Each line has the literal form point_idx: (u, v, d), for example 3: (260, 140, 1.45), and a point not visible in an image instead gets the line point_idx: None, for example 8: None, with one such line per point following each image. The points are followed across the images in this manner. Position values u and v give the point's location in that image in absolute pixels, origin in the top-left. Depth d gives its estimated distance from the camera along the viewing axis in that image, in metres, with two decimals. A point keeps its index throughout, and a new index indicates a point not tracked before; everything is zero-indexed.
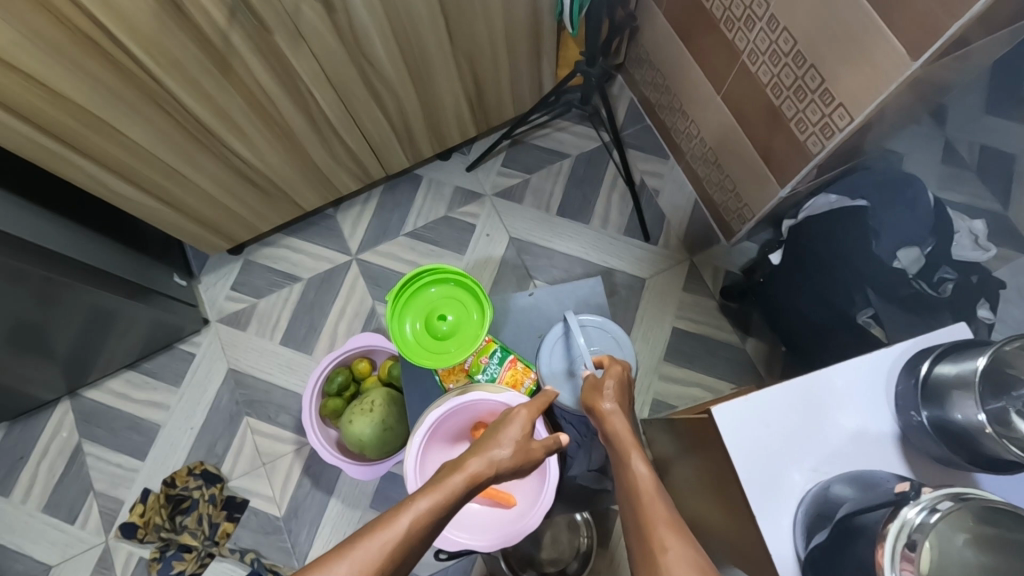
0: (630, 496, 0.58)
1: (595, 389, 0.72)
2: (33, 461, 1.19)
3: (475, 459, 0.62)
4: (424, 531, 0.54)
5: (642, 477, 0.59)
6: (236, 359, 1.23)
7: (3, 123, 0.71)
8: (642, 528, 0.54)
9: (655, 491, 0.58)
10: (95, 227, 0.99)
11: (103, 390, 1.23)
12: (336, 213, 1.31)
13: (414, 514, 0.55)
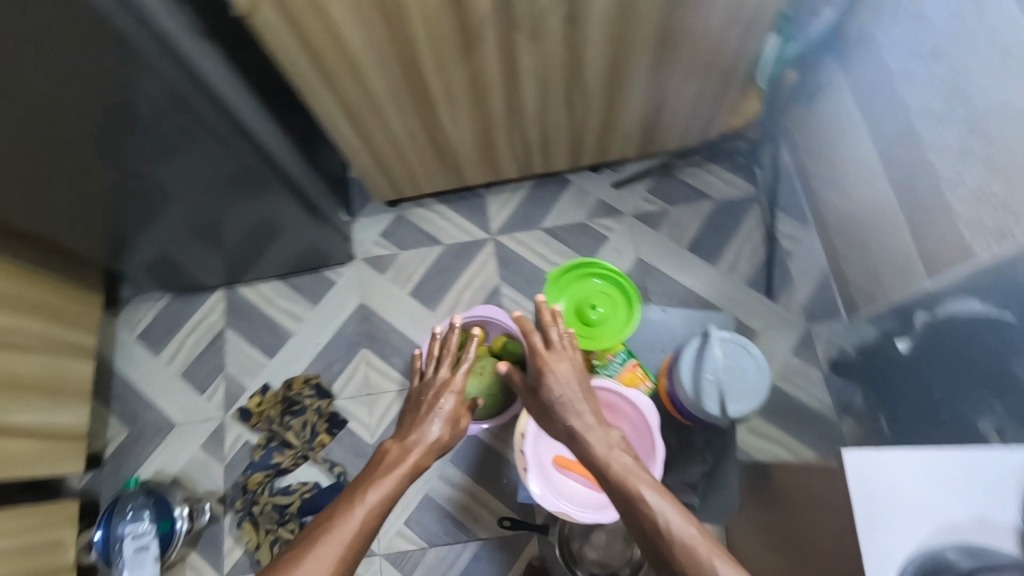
0: (659, 537, 0.64)
1: (546, 412, 0.81)
2: (184, 332, 1.38)
3: (409, 454, 0.89)
4: (378, 510, 0.80)
5: (652, 506, 0.66)
6: (368, 296, 1.37)
7: (292, 51, 0.86)
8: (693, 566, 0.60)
9: (671, 517, 0.65)
10: (300, 148, 1.14)
11: (253, 291, 1.40)
12: (486, 194, 1.43)
13: (362, 501, 0.80)
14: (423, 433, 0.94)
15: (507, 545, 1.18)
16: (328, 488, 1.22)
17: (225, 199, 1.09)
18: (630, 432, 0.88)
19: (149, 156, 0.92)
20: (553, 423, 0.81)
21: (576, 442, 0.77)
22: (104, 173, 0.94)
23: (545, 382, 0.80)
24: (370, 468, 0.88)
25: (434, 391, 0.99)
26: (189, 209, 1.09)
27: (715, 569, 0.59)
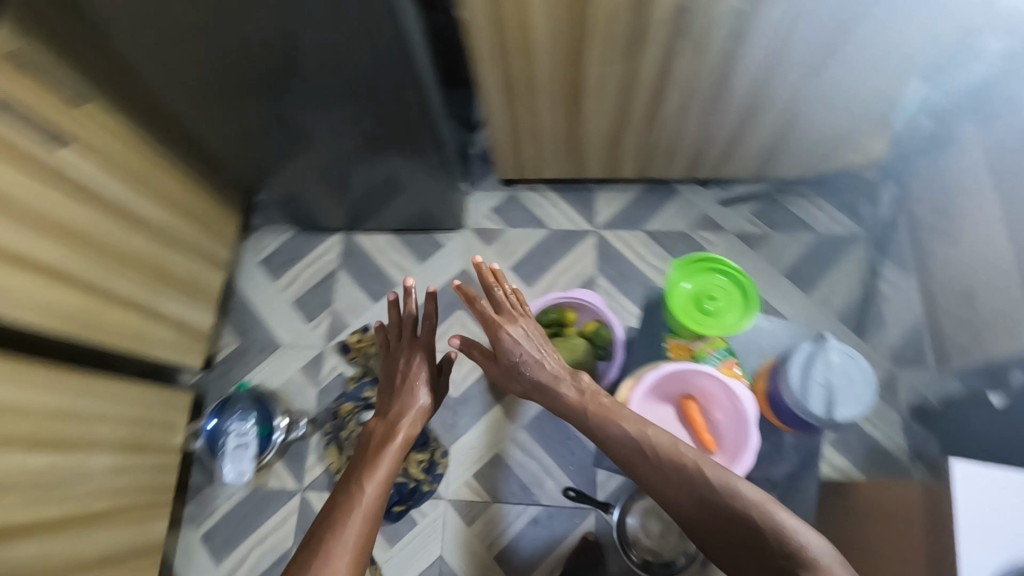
0: (643, 461, 0.80)
1: (512, 374, 0.97)
2: (301, 265, 1.50)
3: (391, 439, 0.97)
4: (371, 505, 0.87)
5: (626, 439, 0.82)
6: (472, 264, 1.47)
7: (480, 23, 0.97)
8: (677, 473, 0.76)
9: (644, 444, 0.80)
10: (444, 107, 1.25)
11: (369, 240, 1.52)
12: (597, 189, 1.51)
13: (352, 499, 0.87)
14: (398, 408, 1.04)
15: (567, 516, 1.24)
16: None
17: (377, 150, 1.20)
18: (722, 419, 0.93)
19: (331, 96, 1.04)
20: (524, 380, 0.96)
21: (550, 392, 0.93)
22: (290, 104, 1.07)
23: (506, 345, 0.95)
24: (354, 461, 0.96)
25: (404, 363, 1.10)
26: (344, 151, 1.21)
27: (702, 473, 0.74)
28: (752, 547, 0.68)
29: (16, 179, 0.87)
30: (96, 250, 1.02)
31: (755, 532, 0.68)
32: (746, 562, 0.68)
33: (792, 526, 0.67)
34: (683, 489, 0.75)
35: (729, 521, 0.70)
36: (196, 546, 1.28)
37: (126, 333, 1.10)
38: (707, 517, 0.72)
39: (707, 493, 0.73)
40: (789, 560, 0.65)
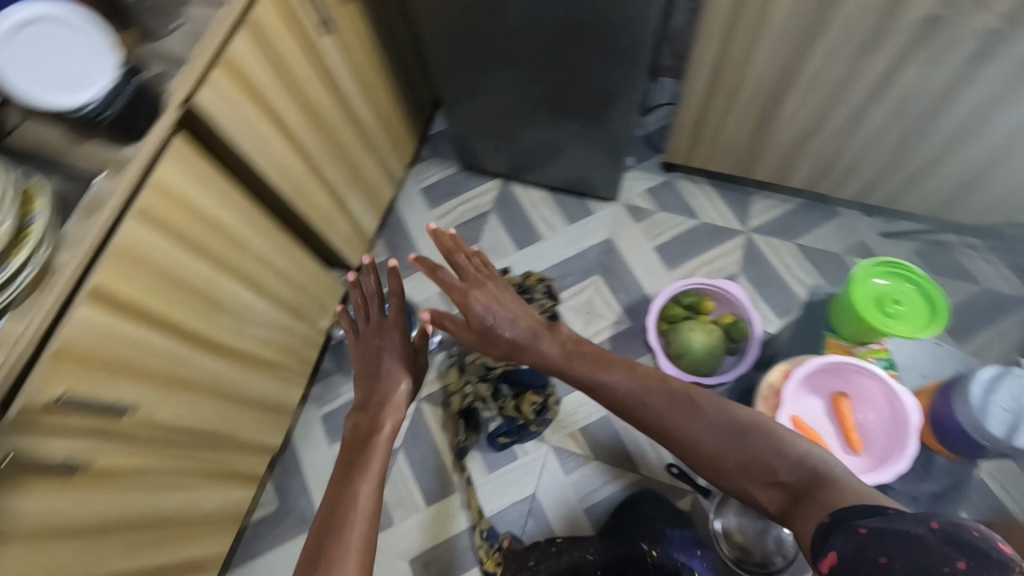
0: (648, 409, 0.82)
1: (484, 338, 0.95)
2: (457, 200, 1.60)
3: (378, 429, 0.88)
4: (366, 504, 0.78)
5: (626, 389, 0.84)
6: (617, 236, 1.51)
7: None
8: (684, 414, 0.79)
9: (648, 396, 0.82)
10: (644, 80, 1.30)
11: (524, 192, 1.60)
12: (755, 194, 1.52)
13: (343, 501, 0.78)
14: (379, 389, 0.94)
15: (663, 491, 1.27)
16: (535, 371, 1.32)
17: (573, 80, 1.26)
18: (874, 419, 0.93)
19: (560, 11, 1.10)
20: (500, 339, 0.94)
21: (527, 348, 0.93)
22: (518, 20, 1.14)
23: (478, 310, 0.93)
24: (343, 459, 0.85)
25: (375, 344, 0.98)
26: (541, 78, 1.27)
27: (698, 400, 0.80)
28: (760, 469, 0.74)
29: (295, 49, 0.99)
30: (324, 132, 1.15)
31: (758, 456, 0.74)
32: (755, 483, 0.74)
33: (789, 445, 0.73)
34: (692, 432, 0.78)
35: (730, 448, 0.75)
36: (315, 422, 1.40)
37: (321, 214, 1.23)
38: (715, 449, 0.76)
39: (713, 428, 0.77)
40: (794, 476, 0.71)
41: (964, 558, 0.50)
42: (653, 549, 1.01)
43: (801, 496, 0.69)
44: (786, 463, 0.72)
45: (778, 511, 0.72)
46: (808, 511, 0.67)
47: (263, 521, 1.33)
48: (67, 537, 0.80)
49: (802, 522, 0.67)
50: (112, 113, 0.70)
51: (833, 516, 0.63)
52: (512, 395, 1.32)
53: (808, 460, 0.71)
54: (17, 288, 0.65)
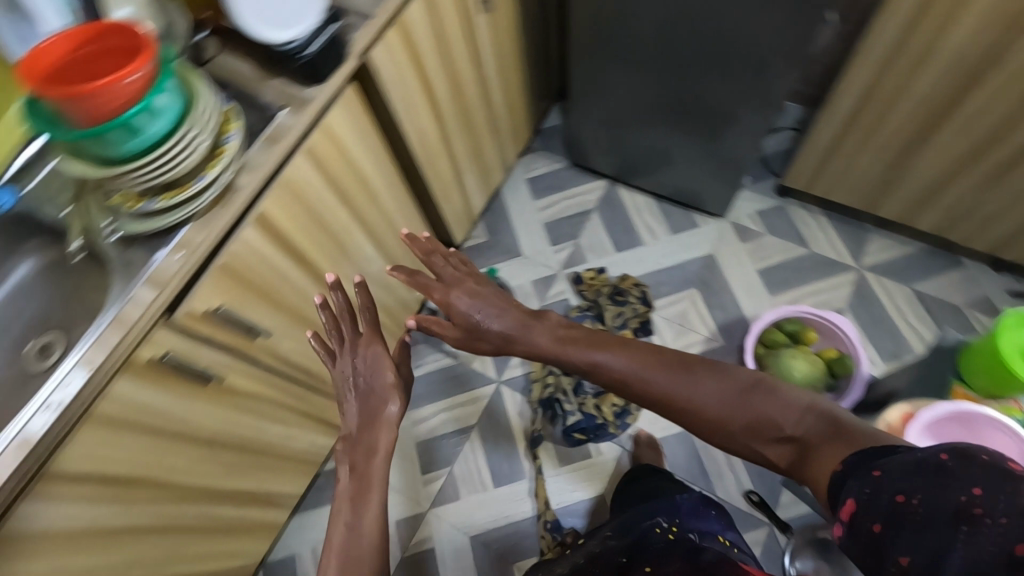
0: (644, 381, 0.75)
1: (471, 335, 0.84)
2: (561, 195, 1.61)
3: (374, 457, 0.75)
4: (368, 530, 0.71)
5: (621, 367, 0.76)
6: (721, 253, 1.48)
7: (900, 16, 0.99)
8: (682, 379, 0.73)
9: (646, 370, 0.75)
10: None
11: (629, 196, 1.59)
12: (872, 231, 1.46)
13: (362, 537, 0.70)
14: (369, 409, 0.78)
15: (739, 518, 1.23)
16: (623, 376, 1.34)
17: (710, 91, 1.24)
18: None
19: (716, 19, 1.09)
20: (489, 334, 0.83)
21: (526, 340, 0.82)
22: (668, 23, 1.14)
23: (461, 309, 0.83)
24: (348, 489, 0.74)
25: (353, 366, 0.81)
26: (677, 84, 1.26)
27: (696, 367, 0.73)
28: (766, 426, 0.68)
29: (457, 22, 1.03)
30: (463, 105, 1.19)
31: (760, 410, 0.68)
32: (760, 440, 0.68)
33: (794, 399, 0.67)
34: (695, 397, 0.72)
35: (733, 411, 0.69)
36: None
37: (443, 185, 1.26)
38: (718, 413, 0.70)
39: (715, 392, 0.71)
40: (802, 428, 0.65)
41: (980, 483, 0.44)
42: (674, 527, 0.83)
43: (811, 448, 0.63)
44: (792, 416, 0.67)
45: (788, 466, 0.66)
46: (818, 459, 0.60)
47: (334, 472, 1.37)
48: (189, 437, 0.86)
49: (813, 473, 0.60)
50: (307, 56, 0.74)
51: (843, 462, 0.57)
52: (594, 395, 1.33)
53: (816, 411, 0.65)
54: (200, 205, 0.71)
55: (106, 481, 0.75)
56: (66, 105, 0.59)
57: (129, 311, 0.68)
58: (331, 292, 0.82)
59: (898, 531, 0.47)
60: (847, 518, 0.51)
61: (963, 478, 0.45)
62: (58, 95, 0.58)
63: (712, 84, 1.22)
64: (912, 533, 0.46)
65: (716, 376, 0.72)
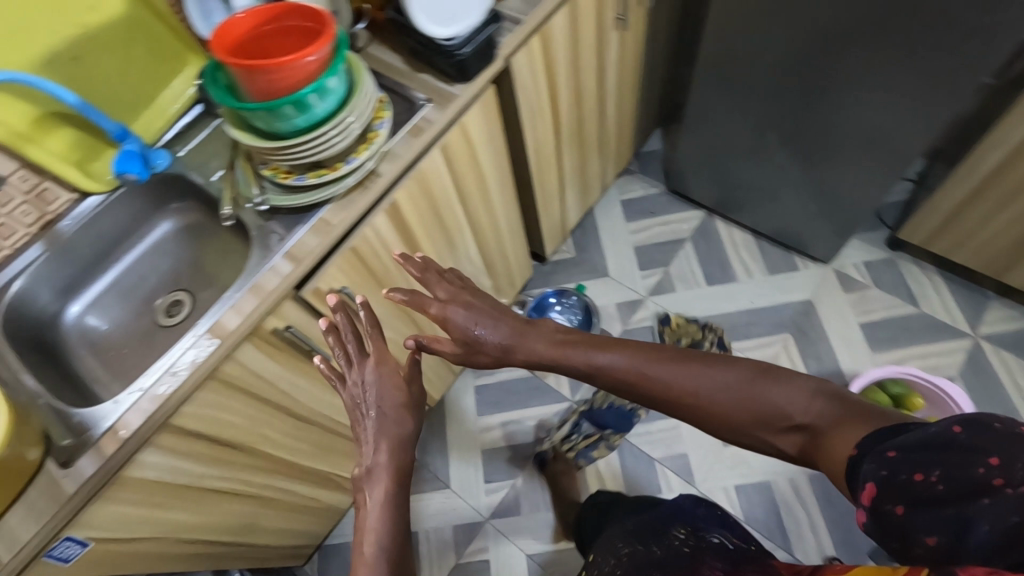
0: (651, 382, 0.68)
1: (472, 349, 0.73)
2: (655, 220, 1.57)
3: (390, 486, 0.65)
4: (394, 549, 0.63)
5: (624, 365, 0.69)
6: (820, 300, 1.41)
7: None
8: (687, 373, 0.67)
9: (649, 367, 0.68)
10: None
11: (727, 230, 1.54)
12: (992, 299, 1.35)
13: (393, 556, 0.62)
14: (388, 433, 0.67)
15: None
16: (620, 412, 1.30)
17: (837, 133, 1.19)
18: None
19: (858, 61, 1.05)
20: (489, 347, 0.72)
21: (526, 346, 0.72)
22: (805, 59, 1.10)
23: (461, 322, 0.72)
24: (371, 514, 0.64)
25: (362, 388, 0.69)
26: (802, 122, 1.21)
27: (701, 360, 0.67)
28: (777, 415, 0.63)
29: (592, 37, 1.03)
30: (580, 120, 1.18)
31: (768, 399, 0.64)
32: (772, 431, 0.64)
33: (797, 382, 0.64)
34: (703, 395, 0.66)
35: (746, 404, 0.64)
36: (469, 390, 1.41)
37: (547, 196, 1.26)
38: (728, 409, 0.65)
39: (723, 385, 0.65)
40: (816, 411, 0.62)
41: (995, 453, 0.43)
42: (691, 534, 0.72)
43: (823, 433, 0.60)
44: (800, 401, 0.63)
45: (806, 455, 0.62)
46: (833, 441, 0.58)
47: None
48: (287, 411, 0.87)
49: (830, 457, 0.58)
50: (463, 54, 0.74)
51: (861, 445, 0.54)
52: (589, 431, 1.30)
53: (822, 393, 0.62)
54: (341, 188, 0.72)
55: (214, 443, 0.77)
56: (252, 74, 0.61)
57: (266, 280, 0.69)
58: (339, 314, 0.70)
59: (921, 510, 0.45)
60: (869, 502, 0.49)
61: (977, 449, 0.44)
62: (247, 67, 0.61)
63: (840, 126, 1.17)
64: (935, 509, 0.44)
65: (722, 369, 0.66)
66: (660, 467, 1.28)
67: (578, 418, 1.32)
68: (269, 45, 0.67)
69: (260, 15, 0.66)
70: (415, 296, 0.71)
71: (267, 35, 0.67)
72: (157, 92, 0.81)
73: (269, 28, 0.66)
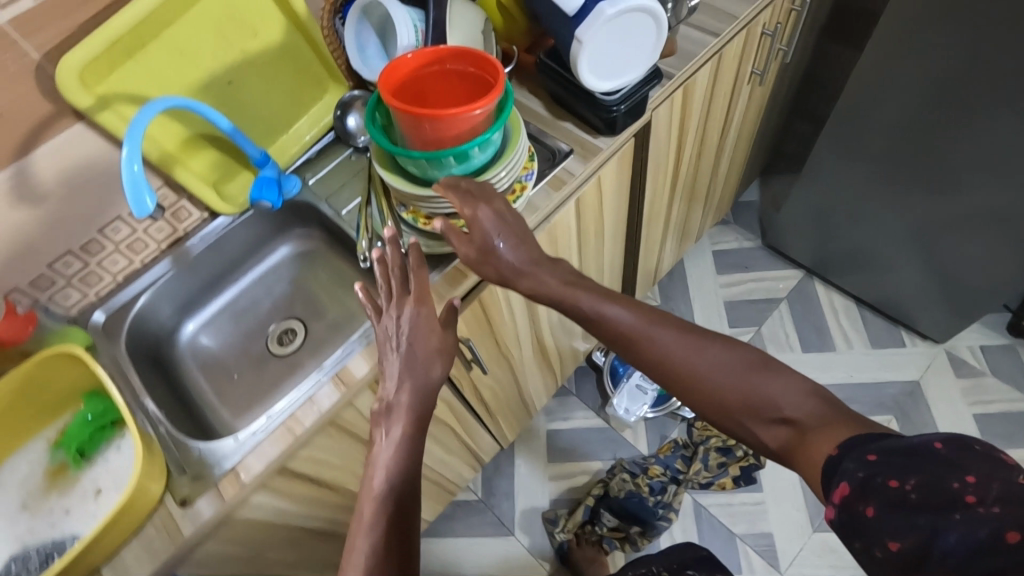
0: (647, 345, 0.62)
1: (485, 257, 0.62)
2: (749, 275, 1.50)
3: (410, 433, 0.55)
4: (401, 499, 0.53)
5: (628, 322, 0.62)
6: (928, 383, 1.31)
7: None
8: (685, 345, 0.61)
9: (646, 332, 0.62)
10: None
11: (826, 294, 1.46)
12: None
13: (402, 505, 0.53)
14: (415, 379, 0.56)
15: None
16: (643, 504, 1.19)
17: (976, 212, 1.10)
18: None
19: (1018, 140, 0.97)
20: (499, 264, 0.62)
21: (533, 275, 0.63)
22: (954, 132, 1.02)
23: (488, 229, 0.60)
24: (385, 455, 0.54)
25: (396, 324, 0.57)
26: (936, 194, 1.13)
27: (702, 336, 0.61)
28: (764, 403, 0.56)
29: (727, 90, 0.99)
30: (695, 171, 1.13)
31: (763, 387, 0.57)
32: (756, 419, 0.57)
33: (797, 377, 0.57)
34: (699, 368, 0.60)
35: (739, 385, 0.58)
36: (540, 433, 1.36)
37: (649, 245, 1.21)
38: (721, 389, 0.59)
39: (722, 364, 0.59)
40: (805, 409, 0.55)
41: (973, 471, 0.41)
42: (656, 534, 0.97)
43: (807, 431, 0.53)
44: (795, 396, 0.56)
45: (784, 451, 0.55)
46: (811, 442, 0.51)
47: (464, 504, 1.31)
48: None
49: (808, 456, 0.51)
50: (619, 111, 0.71)
51: (841, 446, 0.48)
52: (613, 524, 1.20)
53: (817, 390, 0.56)
54: None
55: (317, 487, 0.74)
56: (420, 121, 0.59)
57: None
58: (389, 246, 0.59)
59: (894, 514, 0.42)
60: (839, 500, 0.45)
61: (954, 465, 0.42)
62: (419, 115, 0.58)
63: (981, 204, 1.09)
64: (910, 517, 0.41)
65: (723, 349, 0.60)
66: (741, 545, 1.20)
67: (597, 507, 1.22)
68: (428, 88, 0.63)
69: (423, 56, 0.62)
70: (453, 190, 0.61)
71: (426, 75, 0.63)
72: (295, 117, 0.80)
73: (430, 69, 0.63)
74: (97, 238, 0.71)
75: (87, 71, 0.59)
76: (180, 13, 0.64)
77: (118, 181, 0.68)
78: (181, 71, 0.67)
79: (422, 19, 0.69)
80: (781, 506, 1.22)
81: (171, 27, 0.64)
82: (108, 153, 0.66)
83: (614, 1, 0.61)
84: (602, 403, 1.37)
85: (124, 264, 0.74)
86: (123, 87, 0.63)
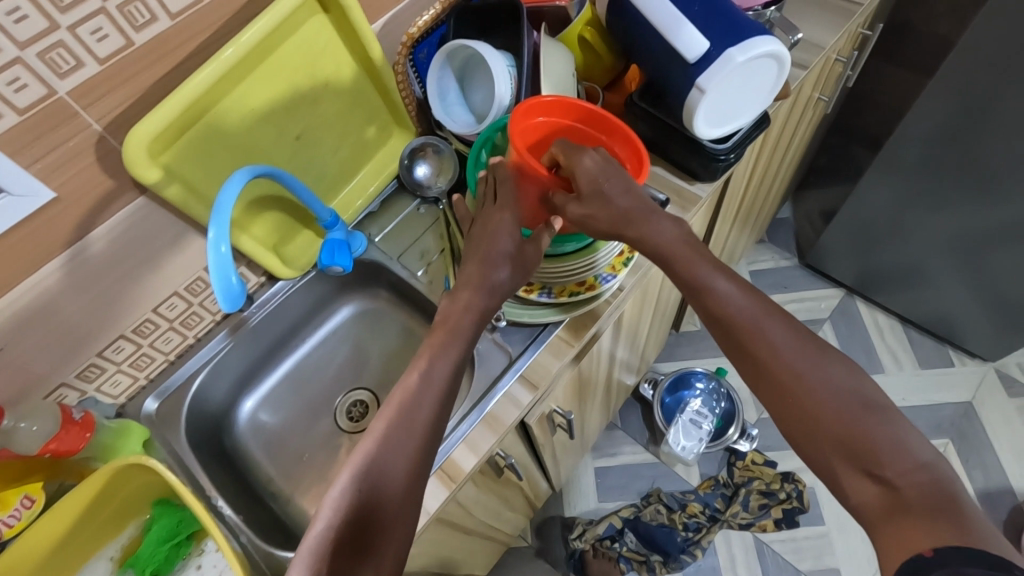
0: (746, 334, 0.49)
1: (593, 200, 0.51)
2: (790, 296, 1.47)
3: None
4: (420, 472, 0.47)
5: (738, 306, 0.50)
6: (981, 403, 1.30)
7: None
8: (787, 346, 0.47)
9: (745, 320, 0.49)
10: None
11: (869, 313, 1.44)
12: None
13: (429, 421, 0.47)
14: None
15: None
16: (673, 538, 1.17)
17: None
18: None
19: None
20: (609, 207, 0.51)
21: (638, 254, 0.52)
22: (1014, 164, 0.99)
23: (597, 175, 0.51)
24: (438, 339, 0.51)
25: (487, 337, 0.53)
26: (989, 223, 1.10)
27: (812, 345, 0.47)
28: (861, 449, 0.43)
29: (798, 115, 0.95)
30: (753, 197, 1.09)
31: (870, 432, 0.43)
32: (844, 461, 0.43)
33: (917, 439, 0.43)
34: (807, 373, 0.46)
35: (848, 416, 0.44)
36: (589, 471, 1.30)
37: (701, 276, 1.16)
38: (825, 408, 0.45)
39: (833, 383, 0.45)
40: (911, 482, 0.40)
41: None
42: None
43: (903, 507, 0.40)
44: (904, 458, 0.42)
45: (863, 512, 0.42)
46: (902, 529, 0.39)
47: (515, 551, 1.24)
48: (465, 529, 0.77)
49: (894, 538, 0.39)
50: (728, 159, 0.66)
51: (941, 551, 0.36)
52: (635, 547, 1.18)
53: (939, 466, 0.41)
54: (578, 306, 0.63)
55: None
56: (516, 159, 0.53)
57: (504, 411, 0.60)
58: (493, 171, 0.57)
59: None
60: None
61: None
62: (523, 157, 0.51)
63: None
64: None
65: (840, 369, 0.46)
66: None
67: (622, 525, 1.20)
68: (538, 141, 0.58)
69: (576, 109, 0.57)
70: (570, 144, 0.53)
71: (575, 131, 0.58)
72: (358, 167, 0.73)
73: (582, 125, 0.58)
74: (151, 318, 0.61)
75: (155, 140, 0.51)
76: (255, 67, 0.56)
77: (173, 255, 0.60)
78: (248, 129, 0.59)
79: (514, 64, 0.63)
80: (848, 539, 1.19)
81: (240, 85, 0.56)
82: (168, 226, 0.58)
83: (745, 48, 0.55)
84: (651, 438, 1.32)
85: (178, 342, 0.66)
86: (188, 153, 0.55)
